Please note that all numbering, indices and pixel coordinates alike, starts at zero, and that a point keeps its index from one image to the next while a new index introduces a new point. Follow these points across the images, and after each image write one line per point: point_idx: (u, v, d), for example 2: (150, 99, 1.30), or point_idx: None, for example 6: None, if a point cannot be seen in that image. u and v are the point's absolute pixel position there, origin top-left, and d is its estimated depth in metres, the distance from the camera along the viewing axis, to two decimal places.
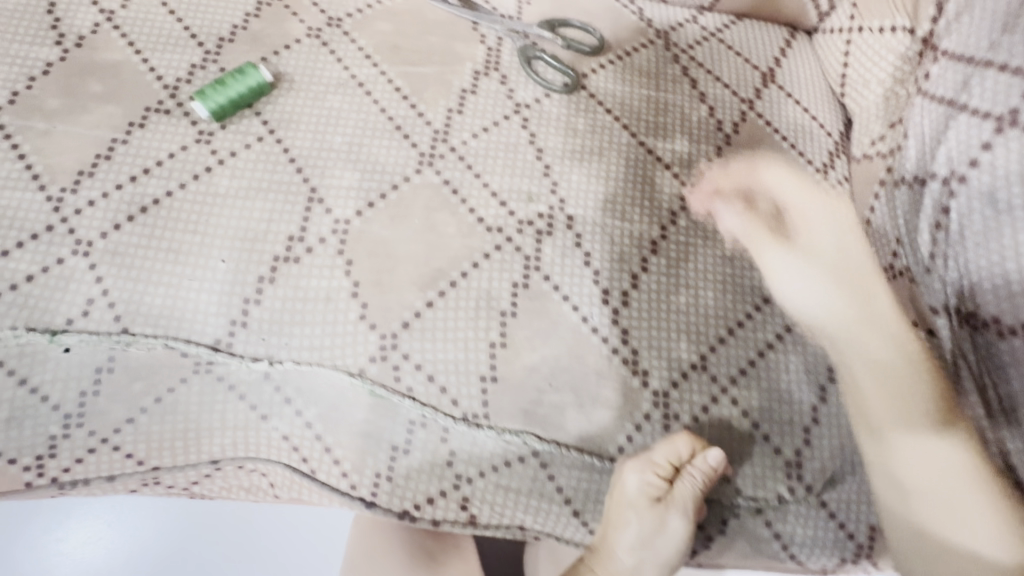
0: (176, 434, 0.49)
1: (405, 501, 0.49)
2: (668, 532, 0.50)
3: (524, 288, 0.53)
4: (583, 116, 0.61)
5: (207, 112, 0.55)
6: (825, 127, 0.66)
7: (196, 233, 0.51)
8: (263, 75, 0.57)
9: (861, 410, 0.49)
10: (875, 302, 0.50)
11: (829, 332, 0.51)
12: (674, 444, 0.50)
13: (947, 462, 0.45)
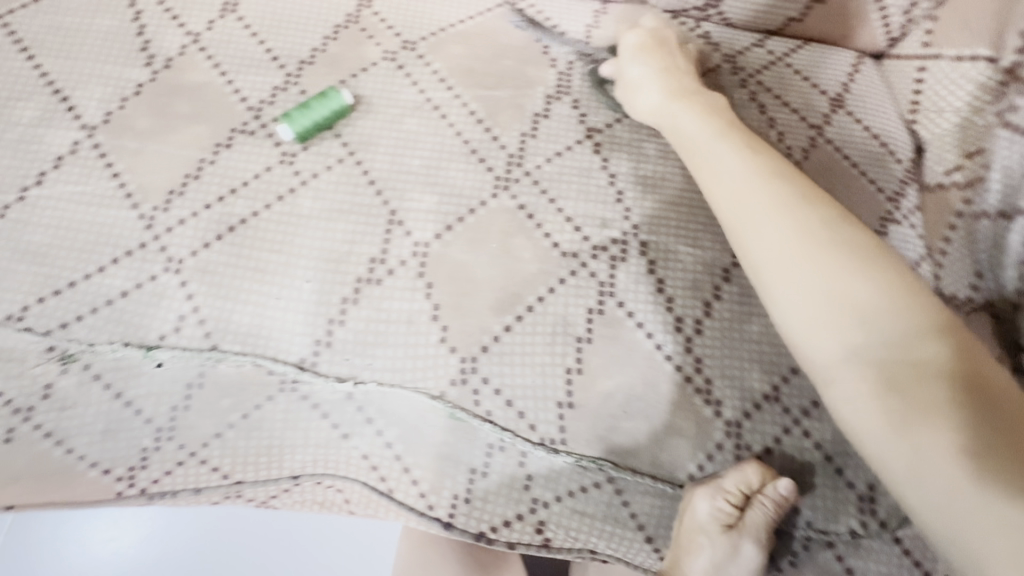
0: (260, 451, 0.50)
1: (481, 523, 0.49)
2: (740, 561, 0.49)
3: (599, 314, 0.53)
4: (655, 140, 0.61)
5: (292, 134, 0.56)
6: (896, 154, 0.66)
7: (282, 253, 0.53)
8: (344, 99, 0.58)
9: (863, 425, 0.39)
10: (847, 292, 0.41)
11: (806, 345, 0.42)
12: (746, 470, 0.49)
13: (958, 465, 0.35)
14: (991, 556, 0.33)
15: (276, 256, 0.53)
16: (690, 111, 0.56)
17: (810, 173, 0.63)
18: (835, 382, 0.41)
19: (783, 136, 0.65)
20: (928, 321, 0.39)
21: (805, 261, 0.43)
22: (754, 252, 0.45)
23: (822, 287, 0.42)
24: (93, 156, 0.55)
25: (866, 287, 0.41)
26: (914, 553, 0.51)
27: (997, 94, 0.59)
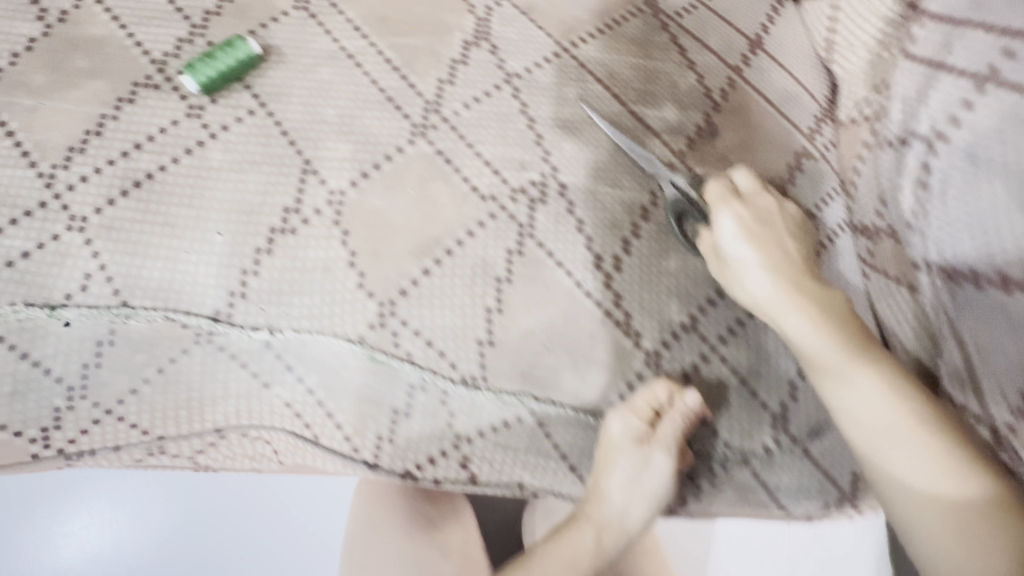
0: (181, 404, 0.50)
1: (406, 462, 0.50)
2: (653, 470, 0.52)
3: (519, 256, 0.54)
4: (573, 85, 0.61)
5: (196, 85, 0.55)
6: (811, 93, 0.67)
7: (192, 206, 0.52)
8: (249, 47, 0.57)
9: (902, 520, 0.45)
10: (880, 404, 0.46)
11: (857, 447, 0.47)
12: (654, 387, 0.51)
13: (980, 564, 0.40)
14: None
15: (186, 210, 0.51)
16: (766, 274, 0.52)
17: (729, 114, 0.64)
18: (878, 477, 0.46)
19: (702, 78, 0.65)
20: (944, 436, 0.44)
21: (845, 374, 0.48)
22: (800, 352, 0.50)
23: (891, 451, 0.45)
24: None
25: (889, 400, 0.46)
26: (823, 463, 0.55)
27: (898, 25, 0.57)
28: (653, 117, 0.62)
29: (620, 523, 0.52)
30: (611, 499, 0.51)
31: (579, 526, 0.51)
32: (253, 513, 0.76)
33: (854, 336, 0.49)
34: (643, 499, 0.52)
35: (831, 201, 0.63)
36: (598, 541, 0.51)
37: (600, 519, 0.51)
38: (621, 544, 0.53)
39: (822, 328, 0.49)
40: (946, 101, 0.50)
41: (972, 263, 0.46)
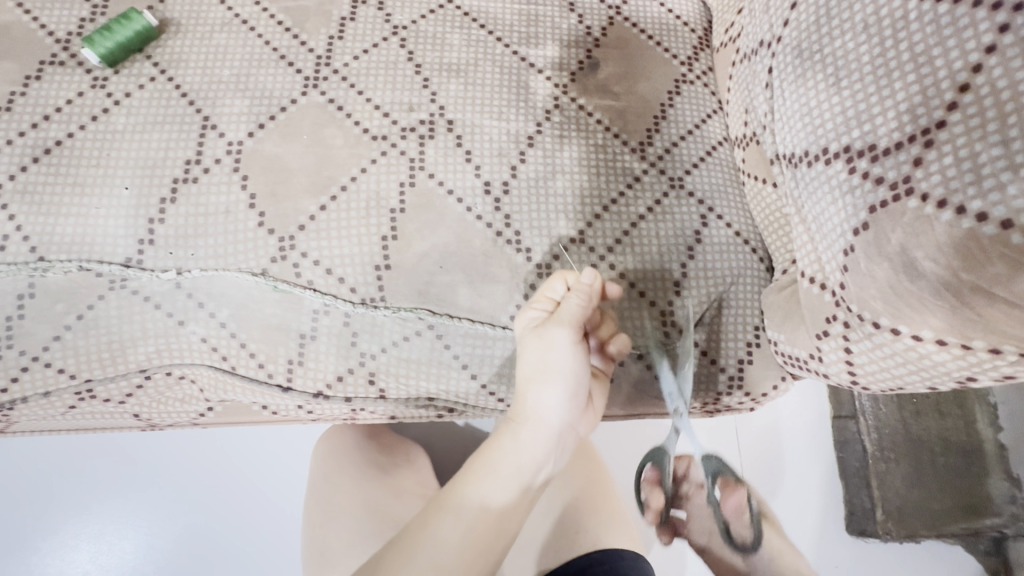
0: (102, 348, 0.53)
1: (317, 382, 0.55)
2: (558, 350, 0.52)
3: (411, 187, 0.58)
4: (458, 32, 0.66)
5: (97, 57, 0.59)
6: (688, 24, 0.72)
7: (99, 166, 0.56)
8: (145, 20, 0.61)
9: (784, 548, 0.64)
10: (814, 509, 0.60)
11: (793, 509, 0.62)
12: (550, 278, 0.53)
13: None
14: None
15: (96, 168, 0.56)
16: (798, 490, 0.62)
17: (609, 48, 0.69)
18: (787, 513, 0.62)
19: (583, 18, 0.70)
20: None
21: None
22: None
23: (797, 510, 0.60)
24: None
25: None
26: (711, 353, 0.60)
27: None
28: (536, 56, 0.66)
29: (542, 417, 0.53)
30: (527, 391, 0.53)
31: (502, 428, 0.53)
32: (220, 484, 0.85)
33: None
34: (558, 383, 0.52)
35: (711, 119, 0.67)
36: (522, 437, 0.52)
37: (522, 416, 0.53)
38: (553, 440, 0.53)
39: None
40: (781, 6, 0.54)
41: (807, 145, 0.50)
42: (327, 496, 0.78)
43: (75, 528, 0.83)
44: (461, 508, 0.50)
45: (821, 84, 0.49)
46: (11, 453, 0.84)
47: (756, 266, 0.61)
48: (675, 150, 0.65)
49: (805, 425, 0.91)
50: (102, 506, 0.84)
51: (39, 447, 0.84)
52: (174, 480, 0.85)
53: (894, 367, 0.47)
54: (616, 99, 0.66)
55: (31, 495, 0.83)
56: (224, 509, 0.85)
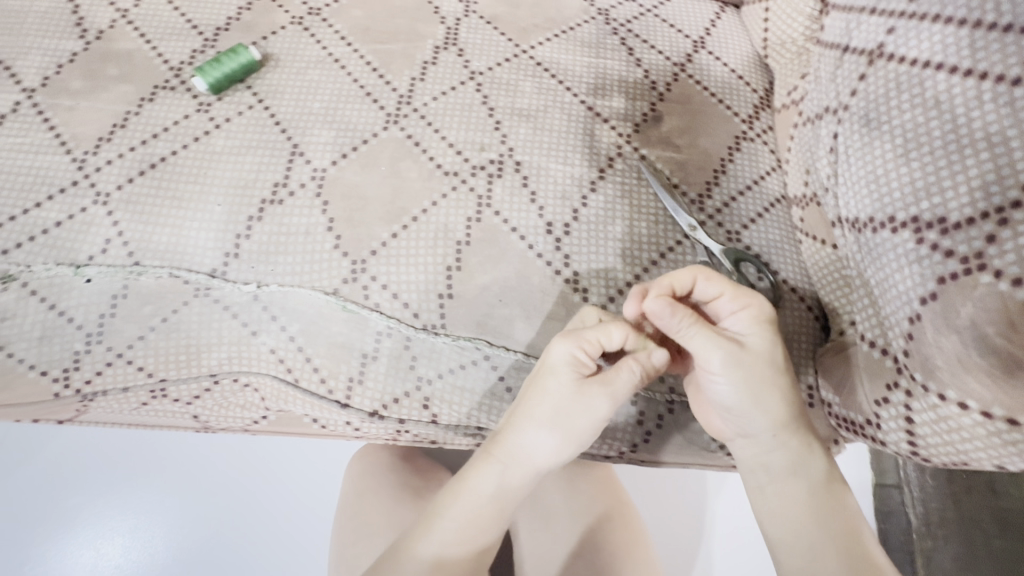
0: (183, 350, 0.57)
1: (375, 402, 0.57)
2: (590, 409, 0.52)
3: (477, 222, 0.61)
4: (531, 80, 0.70)
5: (205, 85, 0.64)
6: (750, 84, 0.75)
7: (196, 182, 0.61)
8: (248, 53, 0.66)
9: (787, 468, 0.52)
10: (767, 396, 0.51)
11: (762, 406, 0.51)
12: (609, 326, 0.52)
13: (799, 494, 0.52)
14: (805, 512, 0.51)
15: (193, 184, 0.61)
16: (753, 372, 0.51)
17: (673, 102, 0.72)
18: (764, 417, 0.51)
19: (649, 73, 0.73)
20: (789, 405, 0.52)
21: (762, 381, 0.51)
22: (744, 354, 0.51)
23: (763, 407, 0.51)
24: (32, 114, 0.63)
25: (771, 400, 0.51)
26: None
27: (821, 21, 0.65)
28: (602, 106, 0.70)
29: (530, 459, 0.54)
30: (527, 432, 0.53)
31: (480, 462, 0.54)
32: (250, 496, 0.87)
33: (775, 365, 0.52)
34: (562, 436, 0.53)
35: (769, 176, 0.69)
36: (501, 474, 0.54)
37: (509, 455, 0.54)
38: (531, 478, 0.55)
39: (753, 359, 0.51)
40: (848, 76, 0.57)
41: (873, 210, 0.51)
42: (352, 515, 0.79)
43: (113, 524, 0.85)
44: (442, 539, 0.53)
45: (889, 152, 0.50)
46: (65, 442, 0.88)
47: (809, 325, 0.61)
48: (732, 205, 0.67)
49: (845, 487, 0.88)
50: (140, 505, 0.86)
51: (88, 444, 0.88)
52: (207, 488, 0.87)
53: (959, 441, 0.46)
54: (677, 151, 0.69)
55: (75, 488, 0.86)
56: (253, 515, 0.87)
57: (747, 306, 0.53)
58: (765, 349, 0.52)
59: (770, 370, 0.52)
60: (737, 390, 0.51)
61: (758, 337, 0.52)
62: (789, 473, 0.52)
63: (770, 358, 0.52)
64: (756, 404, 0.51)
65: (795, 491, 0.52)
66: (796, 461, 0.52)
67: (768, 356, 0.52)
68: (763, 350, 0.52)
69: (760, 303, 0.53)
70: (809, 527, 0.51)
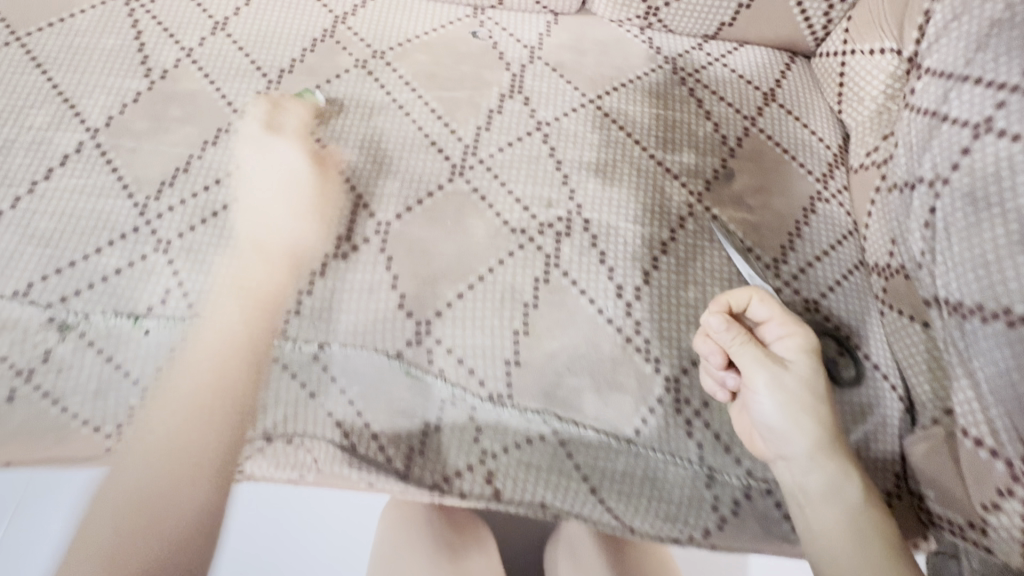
0: (210, 397, 0.51)
1: (436, 474, 0.54)
2: None
3: (545, 283, 0.59)
4: (599, 132, 0.68)
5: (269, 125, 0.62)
6: (824, 140, 0.72)
7: (247, 225, 0.59)
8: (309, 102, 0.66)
9: (823, 489, 0.51)
10: (803, 419, 0.51)
11: (800, 428, 0.51)
12: None
13: (837, 516, 0.50)
14: (845, 534, 0.49)
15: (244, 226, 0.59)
16: (795, 394, 0.51)
17: (744, 158, 0.69)
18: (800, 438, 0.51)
19: (719, 126, 0.71)
20: (826, 429, 0.51)
21: (801, 404, 0.51)
22: (787, 376, 0.51)
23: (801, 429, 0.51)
24: (96, 154, 0.62)
25: (805, 422, 0.51)
26: None
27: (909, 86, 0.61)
28: (671, 161, 0.67)
29: None
30: None
31: None
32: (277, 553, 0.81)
33: (815, 388, 0.51)
34: None
35: (847, 241, 0.66)
36: None
37: None
38: None
39: (793, 380, 0.51)
40: (947, 148, 0.53)
41: (980, 296, 0.48)
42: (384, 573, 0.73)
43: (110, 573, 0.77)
44: None
45: (1002, 237, 0.47)
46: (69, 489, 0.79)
47: (895, 406, 0.57)
48: (809, 271, 0.63)
49: None
50: None
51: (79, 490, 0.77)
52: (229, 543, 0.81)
53: None
54: (750, 212, 0.66)
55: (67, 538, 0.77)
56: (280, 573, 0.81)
57: (797, 333, 0.52)
58: (808, 374, 0.51)
59: (812, 393, 0.51)
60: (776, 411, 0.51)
61: (803, 364, 0.51)
62: (824, 495, 0.51)
63: (814, 381, 0.51)
64: (794, 426, 0.51)
65: (832, 514, 0.50)
66: (835, 486, 0.50)
67: (813, 381, 0.51)
68: (810, 374, 0.51)
69: (808, 332, 0.52)
70: (850, 552, 0.49)
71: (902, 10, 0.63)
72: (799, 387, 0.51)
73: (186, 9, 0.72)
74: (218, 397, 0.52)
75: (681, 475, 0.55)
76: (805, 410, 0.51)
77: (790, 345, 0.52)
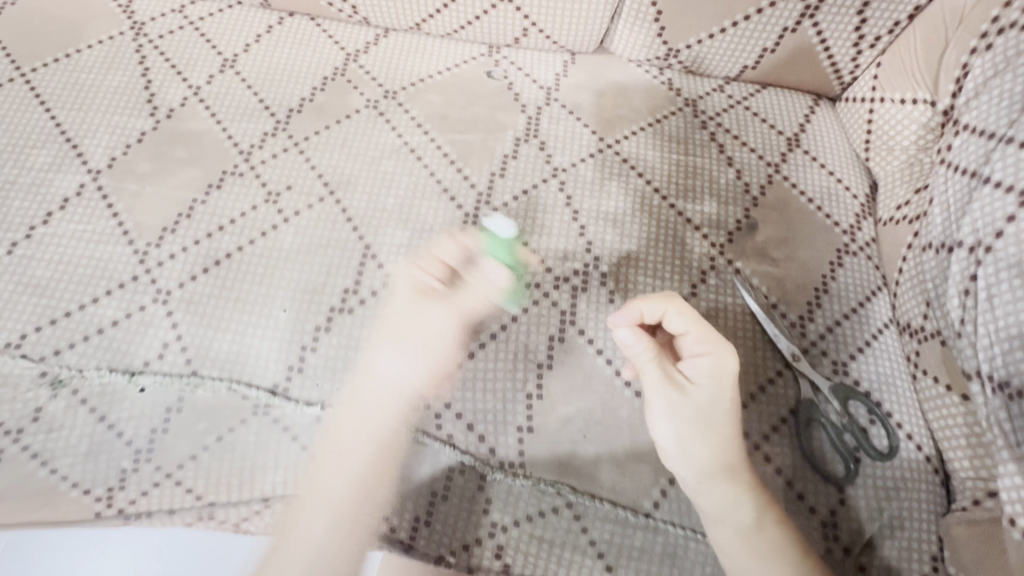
0: (375, 465, 0.50)
1: (441, 547, 0.51)
2: None
3: (560, 342, 0.56)
4: (617, 179, 0.65)
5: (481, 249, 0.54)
6: (851, 189, 0.69)
7: (390, 383, 0.52)
8: (506, 222, 0.56)
9: (718, 510, 0.48)
10: (697, 440, 0.48)
11: (694, 449, 0.48)
12: None
13: (731, 538, 0.47)
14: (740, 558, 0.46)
15: (397, 381, 0.52)
16: (690, 412, 0.48)
17: (768, 207, 0.66)
18: (692, 459, 0.48)
19: (741, 173, 0.68)
20: (722, 450, 0.48)
21: (694, 424, 0.48)
22: (683, 393, 0.48)
23: (694, 450, 0.48)
24: (97, 198, 0.60)
25: (699, 445, 0.48)
26: None
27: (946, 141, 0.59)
28: (692, 210, 0.65)
29: None
30: None
31: None
32: None
33: (710, 407, 0.48)
34: None
35: (876, 297, 0.62)
36: None
37: None
38: None
39: (687, 400, 0.48)
40: (990, 213, 0.51)
41: None
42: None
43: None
44: None
45: None
46: None
47: (931, 480, 0.54)
48: (837, 330, 0.60)
49: None
50: None
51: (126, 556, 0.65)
52: None
53: None
54: (774, 266, 0.63)
55: None
56: None
57: (707, 353, 0.49)
58: (710, 393, 0.48)
59: (710, 412, 0.48)
60: (672, 432, 0.49)
61: (707, 383, 0.48)
62: (716, 513, 0.48)
63: (713, 401, 0.48)
64: (687, 448, 0.48)
65: (728, 536, 0.47)
66: (728, 506, 0.47)
67: (713, 399, 0.48)
68: (714, 392, 0.48)
69: (720, 353, 0.48)
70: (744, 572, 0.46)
71: (938, 58, 0.61)
72: (694, 407, 0.48)
73: (195, 46, 0.71)
74: (371, 420, 0.51)
75: (703, 553, 0.51)
76: (699, 428, 0.48)
77: (699, 359, 0.49)
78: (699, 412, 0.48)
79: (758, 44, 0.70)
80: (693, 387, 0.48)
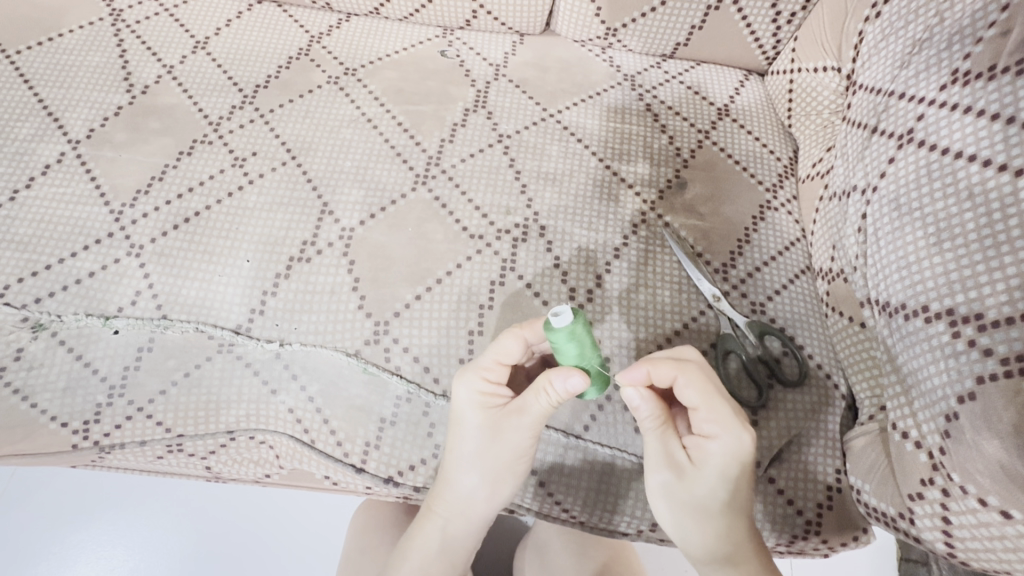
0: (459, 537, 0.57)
1: (390, 468, 0.57)
2: None
3: (500, 286, 0.61)
4: (557, 144, 0.71)
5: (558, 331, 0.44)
6: (775, 152, 0.75)
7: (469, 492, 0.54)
8: (567, 314, 0.44)
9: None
10: (695, 524, 0.51)
11: (693, 530, 0.52)
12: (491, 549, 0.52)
13: None
14: None
15: (476, 492, 0.54)
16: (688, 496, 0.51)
17: (697, 169, 0.72)
18: (690, 537, 0.52)
19: (673, 139, 0.74)
20: (719, 533, 0.51)
21: (693, 509, 0.51)
22: (686, 480, 0.51)
23: (693, 531, 0.52)
24: (76, 164, 0.66)
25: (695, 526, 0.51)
26: (788, 492, 0.58)
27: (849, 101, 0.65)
28: (627, 171, 0.71)
29: None
30: None
31: None
32: (245, 551, 0.81)
33: (709, 494, 0.51)
34: None
35: (793, 247, 0.68)
36: None
37: None
38: None
39: (688, 487, 0.51)
40: (877, 158, 0.56)
41: (903, 295, 0.51)
42: (364, 550, 0.73)
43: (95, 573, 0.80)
44: None
45: (922, 241, 0.50)
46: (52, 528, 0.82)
47: (836, 405, 0.60)
48: (756, 276, 0.66)
49: (879, 549, 0.85)
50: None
51: (139, 501, 0.83)
52: (204, 543, 0.81)
53: (1002, 549, 0.43)
54: (701, 220, 0.69)
55: (71, 559, 0.80)
56: (241, 568, 0.81)
57: (717, 434, 0.50)
58: (713, 480, 0.50)
59: (708, 497, 0.51)
60: (671, 512, 0.52)
61: (711, 470, 0.51)
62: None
63: (713, 488, 0.51)
64: (685, 529, 0.52)
65: None
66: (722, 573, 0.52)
67: (718, 485, 0.50)
68: (718, 481, 0.50)
69: (730, 436, 0.50)
70: None
71: (840, 28, 0.67)
72: (693, 493, 0.51)
73: (169, 30, 0.76)
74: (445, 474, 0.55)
75: (628, 468, 0.57)
76: (700, 514, 0.51)
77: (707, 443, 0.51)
78: (698, 498, 0.51)
79: (687, 22, 0.76)
80: (696, 472, 0.51)
